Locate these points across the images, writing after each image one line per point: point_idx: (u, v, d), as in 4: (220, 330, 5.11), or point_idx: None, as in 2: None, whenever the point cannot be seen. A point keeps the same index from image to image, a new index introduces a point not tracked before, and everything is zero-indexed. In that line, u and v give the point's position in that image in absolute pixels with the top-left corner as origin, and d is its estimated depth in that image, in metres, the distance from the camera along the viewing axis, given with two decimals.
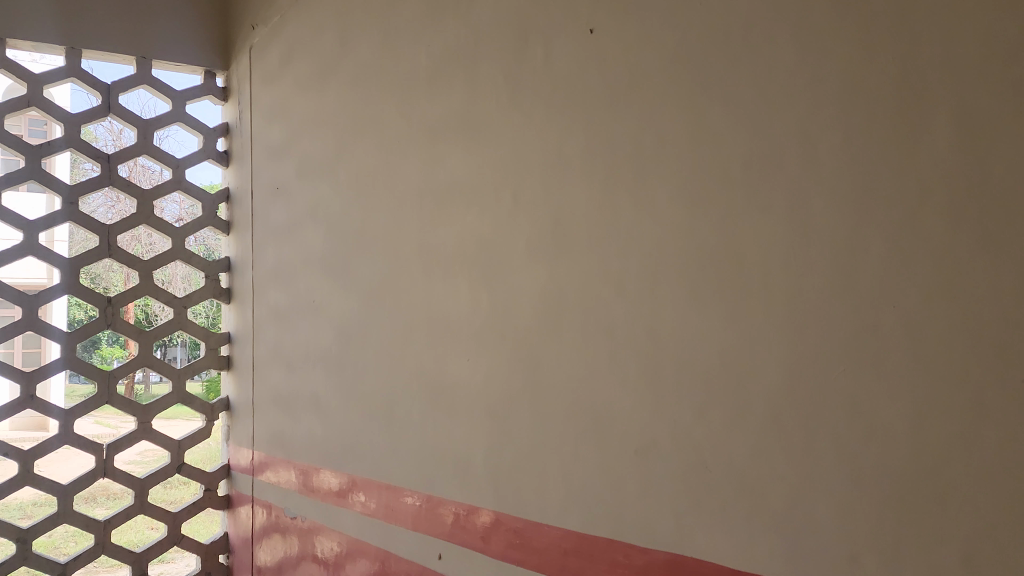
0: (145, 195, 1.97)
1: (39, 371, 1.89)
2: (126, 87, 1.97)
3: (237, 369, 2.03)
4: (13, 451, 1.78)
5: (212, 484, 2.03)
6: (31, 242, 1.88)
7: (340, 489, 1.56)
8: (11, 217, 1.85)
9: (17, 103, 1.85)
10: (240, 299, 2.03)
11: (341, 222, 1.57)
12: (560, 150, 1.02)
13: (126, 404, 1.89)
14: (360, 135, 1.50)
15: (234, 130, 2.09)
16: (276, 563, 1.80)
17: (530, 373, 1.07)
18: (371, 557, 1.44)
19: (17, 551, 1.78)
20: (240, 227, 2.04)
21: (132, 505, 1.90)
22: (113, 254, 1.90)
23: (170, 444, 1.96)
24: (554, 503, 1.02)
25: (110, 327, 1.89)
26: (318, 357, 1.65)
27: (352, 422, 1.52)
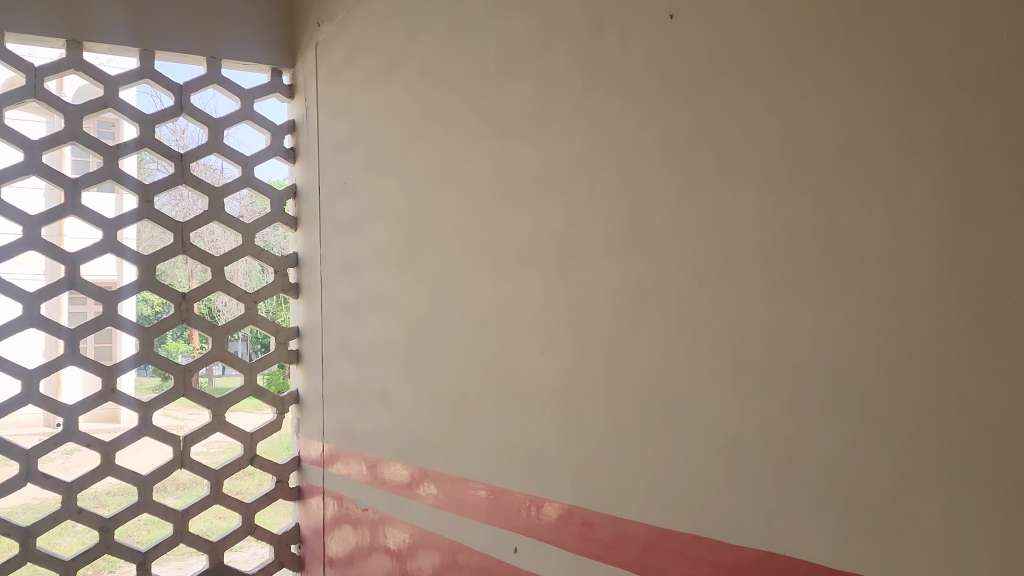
0: (216, 193, 2.01)
1: (118, 364, 1.95)
2: (197, 87, 2.02)
3: (307, 362, 2.06)
4: (95, 443, 1.83)
5: (283, 475, 2.07)
6: (110, 240, 1.93)
7: (409, 480, 1.57)
8: (90, 216, 1.90)
9: (94, 105, 1.91)
10: (309, 294, 2.06)
11: (409, 217, 1.58)
12: (638, 140, 1.00)
13: (201, 397, 1.93)
14: (428, 129, 1.51)
15: (301, 127, 2.11)
16: (347, 554, 1.82)
17: (607, 366, 1.06)
18: (443, 549, 1.45)
19: (101, 540, 1.84)
20: (307, 222, 2.07)
21: (208, 495, 1.95)
22: (186, 251, 1.94)
23: (243, 436, 2.00)
24: (635, 498, 1.01)
25: (184, 322, 1.93)
26: (388, 351, 1.67)
27: (422, 415, 1.53)
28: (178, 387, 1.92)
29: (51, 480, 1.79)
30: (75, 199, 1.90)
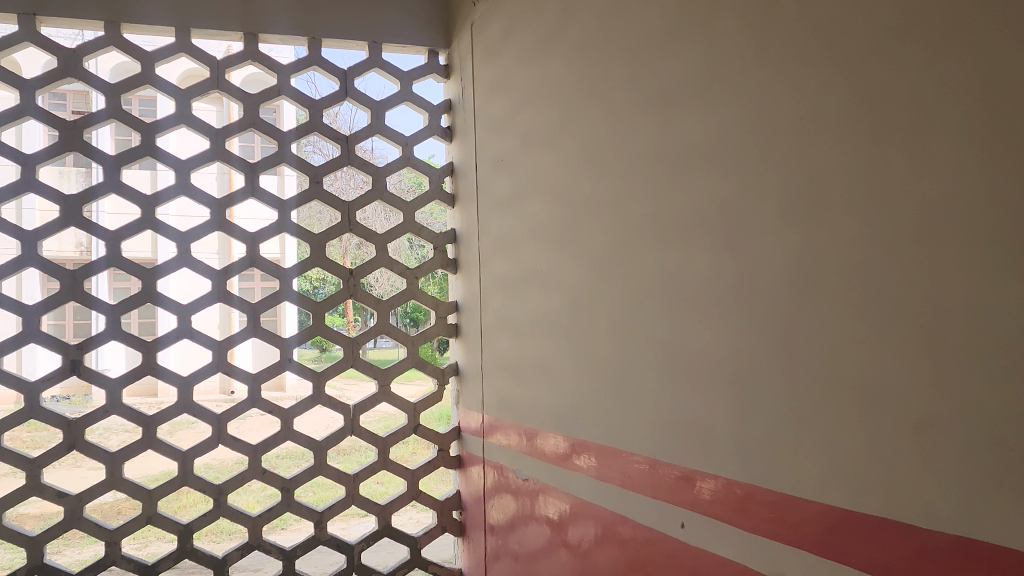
0: (378, 172, 2.09)
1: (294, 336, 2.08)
2: (360, 71, 2.10)
3: (466, 336, 2.12)
4: (275, 409, 1.96)
5: (445, 444, 2.15)
6: (284, 219, 2.06)
7: (566, 452, 1.61)
8: (266, 197, 2.03)
9: (268, 93, 2.04)
10: (467, 269, 2.11)
11: (568, 191, 1.58)
12: (819, 106, 0.96)
13: (368, 367, 2.03)
14: (586, 103, 1.50)
15: (457, 105, 2.16)
16: (507, 521, 1.88)
17: (781, 340, 1.02)
18: (603, 521, 1.46)
19: (283, 498, 1.98)
20: (464, 199, 2.12)
21: (376, 461, 2.05)
22: (353, 229, 2.04)
23: (407, 406, 2.09)
24: (813, 476, 0.97)
25: (352, 297, 2.03)
26: (547, 325, 1.69)
27: (583, 389, 1.54)
28: (347, 358, 2.02)
29: (238, 442, 1.94)
30: (253, 182, 2.04)
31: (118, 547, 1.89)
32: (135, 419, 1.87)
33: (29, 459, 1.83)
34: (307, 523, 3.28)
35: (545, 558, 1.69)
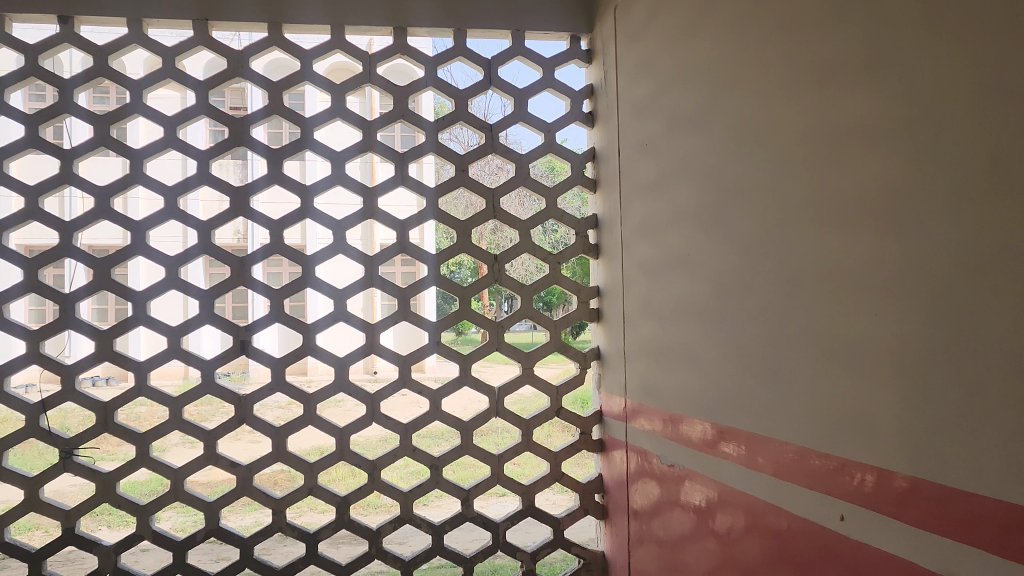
0: (521, 159, 2.12)
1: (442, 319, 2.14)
2: (504, 60, 2.13)
3: (608, 321, 2.13)
4: (425, 390, 2.04)
5: (587, 428, 2.17)
6: (432, 207, 2.12)
7: (711, 438, 1.59)
8: (414, 185, 2.11)
9: (417, 84, 2.11)
10: (609, 254, 2.11)
11: (718, 175, 1.55)
12: (1000, 80, 0.90)
13: (512, 351, 2.07)
14: (738, 83, 1.47)
15: (599, 90, 2.16)
16: (651, 506, 1.87)
17: (954, 329, 0.97)
18: (754, 510, 1.43)
19: (432, 476, 2.05)
20: (606, 184, 2.12)
21: (520, 442, 2.10)
22: (497, 215, 2.08)
23: (550, 389, 2.12)
24: (990, 472, 0.92)
25: (497, 282, 2.08)
26: (693, 310, 1.67)
27: (731, 376, 1.52)
28: (492, 341, 2.07)
29: (390, 421, 2.03)
30: (402, 171, 2.11)
31: (283, 515, 2.01)
32: (298, 397, 1.99)
33: (205, 431, 1.98)
34: (451, 500, 3.41)
35: (690, 545, 1.68)
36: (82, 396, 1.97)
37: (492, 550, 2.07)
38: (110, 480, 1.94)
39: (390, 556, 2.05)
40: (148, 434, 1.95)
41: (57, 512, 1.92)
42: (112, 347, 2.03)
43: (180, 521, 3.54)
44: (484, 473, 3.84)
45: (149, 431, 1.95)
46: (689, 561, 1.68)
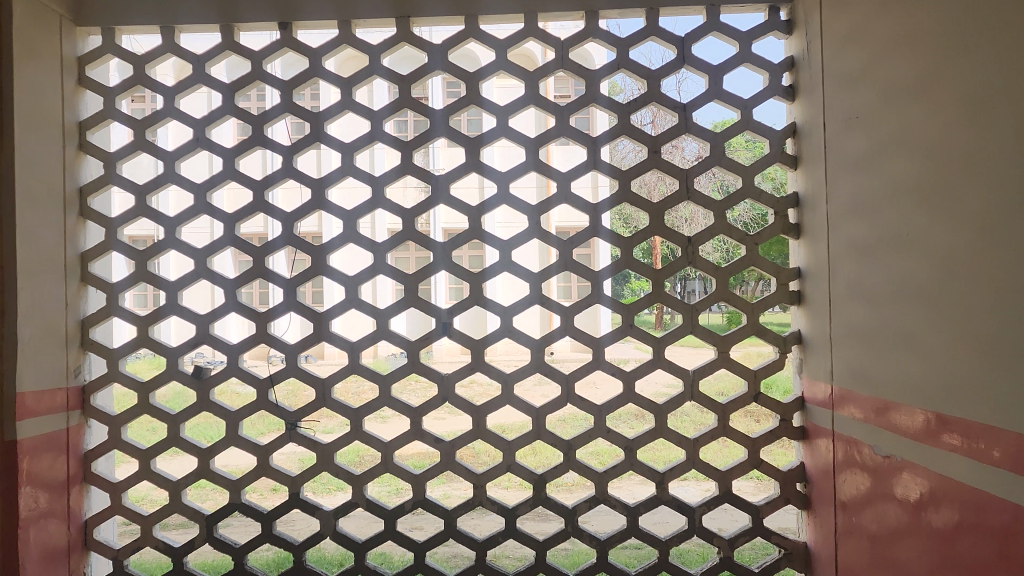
0: (717, 137, 2.06)
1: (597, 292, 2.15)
2: (698, 36, 2.08)
3: (811, 304, 2.04)
4: (619, 372, 2.05)
5: (787, 414, 2.09)
6: (625, 189, 2.11)
7: (933, 428, 1.48)
8: (607, 169, 2.11)
9: (610, 67, 2.10)
10: (812, 234, 2.02)
11: (942, 147, 1.44)
12: None
13: (708, 334, 2.03)
14: (968, 47, 1.35)
15: (801, 62, 2.06)
16: (862, 498, 1.77)
17: None
18: (984, 507, 1.32)
19: (627, 458, 2.05)
20: (809, 161, 2.02)
21: (716, 427, 2.06)
22: (692, 196, 2.04)
23: (748, 373, 2.06)
24: None
25: (691, 264, 2.04)
26: (912, 292, 1.56)
27: (957, 362, 1.41)
28: (687, 324, 2.04)
29: (585, 402, 2.05)
30: (595, 155, 2.12)
31: (484, 490, 2.09)
32: (496, 377, 2.06)
33: (411, 408, 2.09)
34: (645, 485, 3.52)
35: (908, 541, 1.57)
36: (303, 373, 2.14)
37: (688, 535, 2.05)
38: (328, 450, 2.10)
39: (586, 535, 2.07)
40: (361, 409, 2.09)
41: (284, 477, 2.11)
42: (327, 328, 2.19)
43: (381, 490, 3.78)
44: (682, 456, 4.20)
45: (363, 407, 2.09)
46: (907, 559, 1.57)
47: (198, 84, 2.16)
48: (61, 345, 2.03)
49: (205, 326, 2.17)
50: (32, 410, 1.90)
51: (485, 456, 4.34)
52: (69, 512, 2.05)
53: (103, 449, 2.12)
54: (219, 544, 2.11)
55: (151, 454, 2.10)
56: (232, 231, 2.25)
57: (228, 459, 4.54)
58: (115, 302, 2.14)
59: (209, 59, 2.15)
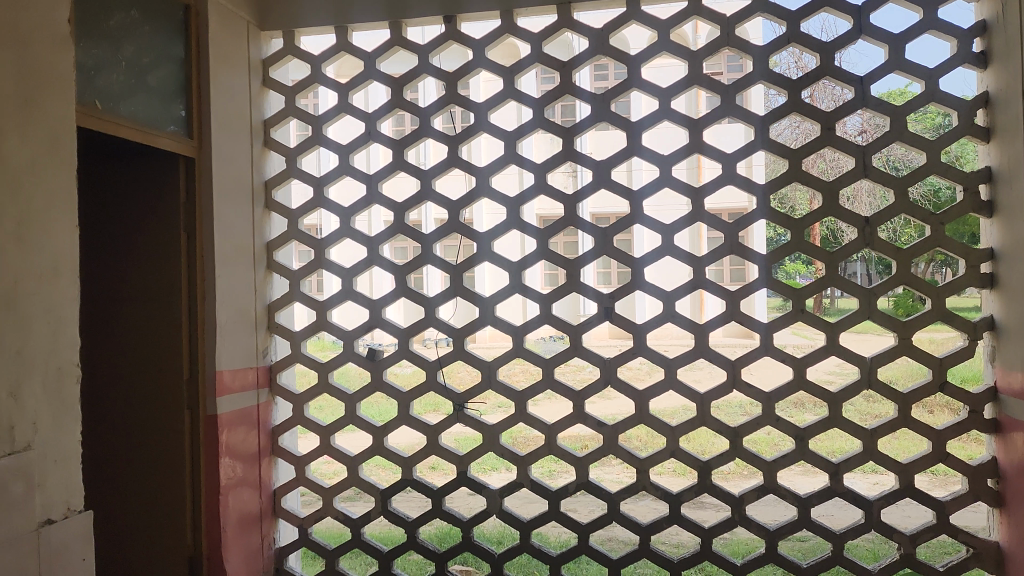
0: (898, 111, 1.95)
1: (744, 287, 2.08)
2: (877, 4, 1.97)
3: (1005, 287, 1.89)
4: (789, 359, 1.98)
5: (977, 406, 1.95)
6: (796, 169, 2.03)
7: None
8: (777, 148, 2.03)
9: (778, 42, 2.03)
10: (1008, 211, 1.86)
11: None
12: None
13: (887, 320, 1.93)
14: None
15: (996, 25, 1.90)
16: None
17: None
18: None
19: (798, 447, 1.99)
20: (1004, 132, 1.87)
21: (896, 417, 1.95)
22: (869, 174, 1.94)
23: (932, 361, 1.94)
24: None
25: (868, 246, 1.94)
26: None
27: None
28: (865, 309, 1.94)
29: (752, 388, 2.00)
30: (763, 134, 2.05)
31: (647, 475, 2.08)
32: (659, 361, 2.04)
33: (574, 391, 2.11)
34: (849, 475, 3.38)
35: None
36: (470, 356, 2.21)
37: (864, 529, 1.96)
38: (494, 431, 2.16)
39: (754, 525, 2.03)
40: (525, 392, 2.13)
41: (452, 456, 2.19)
42: (493, 312, 2.23)
43: (540, 470, 3.85)
44: (856, 448, 4.05)
45: (527, 390, 2.13)
46: None
47: (370, 79, 2.27)
48: (251, 328, 2.20)
49: (378, 310, 2.28)
50: (229, 387, 2.07)
51: (641, 441, 4.33)
52: (260, 482, 2.22)
53: (289, 425, 2.28)
54: (393, 517, 2.22)
55: (330, 431, 2.23)
56: (403, 219, 2.33)
57: (396, 438, 4.78)
58: (298, 288, 2.29)
59: (379, 55, 2.24)
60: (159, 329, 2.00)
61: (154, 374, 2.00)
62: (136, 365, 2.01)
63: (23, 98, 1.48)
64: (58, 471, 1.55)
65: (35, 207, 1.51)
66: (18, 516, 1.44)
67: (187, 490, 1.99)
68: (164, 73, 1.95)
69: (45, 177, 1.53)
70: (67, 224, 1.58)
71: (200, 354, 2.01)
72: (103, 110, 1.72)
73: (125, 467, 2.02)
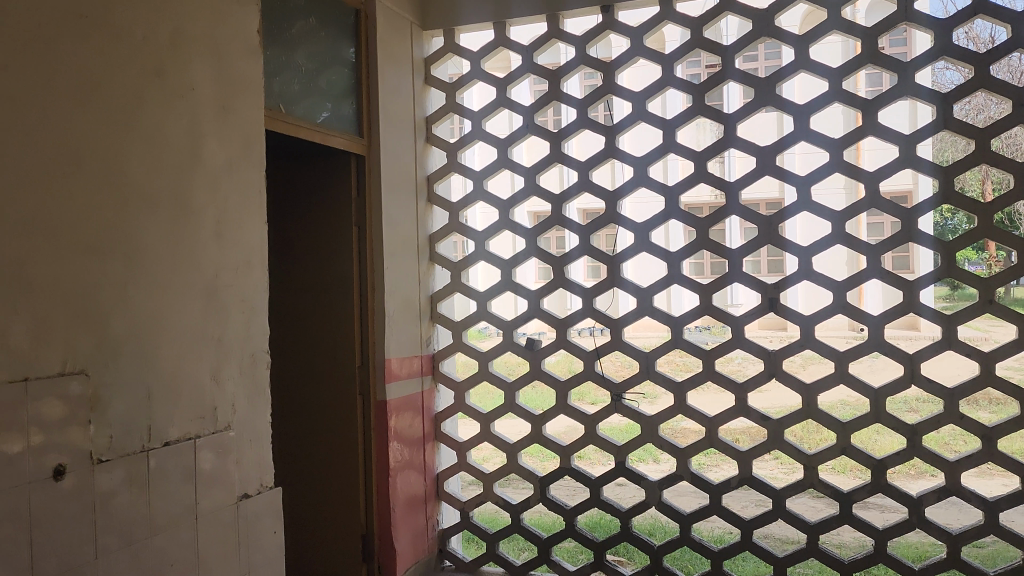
0: None
1: (927, 275, 1.96)
2: None
3: None
4: (975, 353, 1.85)
5: None
6: (983, 150, 1.89)
7: None
8: (962, 128, 1.90)
9: (963, 14, 1.89)
10: None
11: None
12: None
13: None
14: None
15: None
16: None
17: None
18: None
19: (985, 448, 1.86)
20: None
21: None
22: None
23: None
24: None
25: None
26: None
27: None
28: None
29: (933, 384, 1.89)
30: (945, 113, 1.92)
31: (815, 472, 2.01)
32: (829, 354, 1.96)
33: (737, 384, 2.06)
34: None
35: None
36: (628, 346, 2.20)
37: None
38: (653, 423, 2.15)
39: (934, 528, 1.92)
40: (686, 384, 2.10)
41: (610, 446, 2.19)
42: (651, 303, 2.20)
43: (699, 462, 3.79)
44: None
45: (687, 381, 2.10)
46: None
47: (527, 72, 2.29)
48: (415, 318, 2.29)
49: (535, 301, 2.31)
50: (397, 373, 2.17)
51: (803, 437, 4.17)
52: (425, 465, 2.32)
53: (451, 412, 2.36)
54: (551, 505, 2.25)
55: (491, 418, 2.29)
56: (560, 210, 2.34)
57: (553, 427, 4.82)
58: (459, 279, 2.36)
59: (536, 48, 2.27)
60: (335, 317, 2.12)
61: (330, 361, 2.13)
62: (314, 351, 2.14)
63: (218, 105, 1.60)
64: (252, 450, 1.67)
65: (231, 204, 1.63)
66: (219, 490, 1.57)
67: (360, 468, 2.10)
68: (338, 76, 2.06)
69: (238, 177, 1.65)
70: (258, 220, 1.70)
71: (370, 342, 2.11)
72: (284, 113, 1.84)
73: (304, 447, 2.16)
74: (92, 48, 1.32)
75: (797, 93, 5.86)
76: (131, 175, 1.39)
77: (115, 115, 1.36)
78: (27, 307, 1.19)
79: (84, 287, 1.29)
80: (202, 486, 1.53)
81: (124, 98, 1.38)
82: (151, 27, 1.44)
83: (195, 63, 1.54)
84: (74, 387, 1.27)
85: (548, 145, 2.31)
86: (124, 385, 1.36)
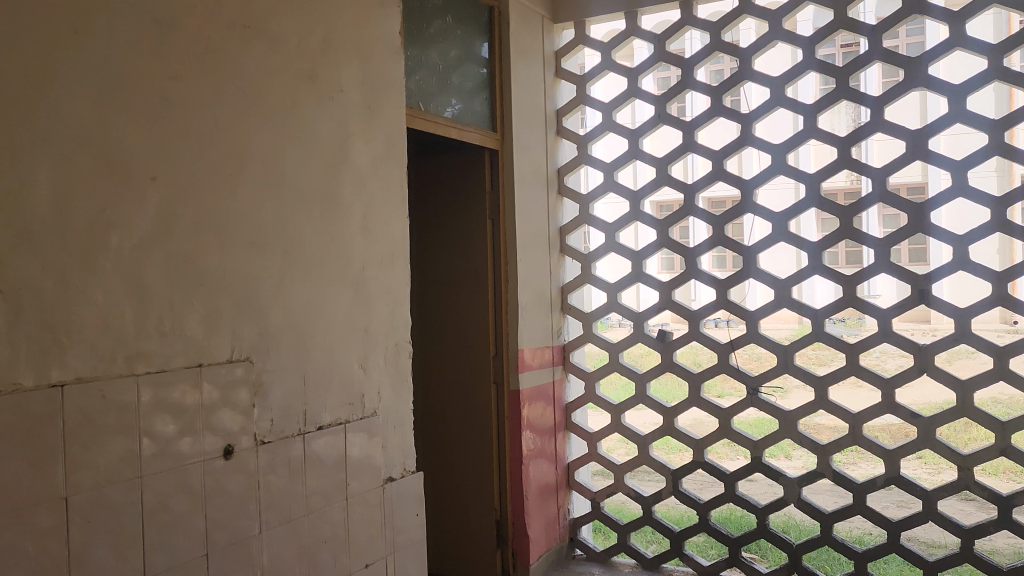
0: None
1: None
2: None
3: None
4: None
5: None
6: None
7: None
8: None
9: None
10: None
11: None
12: None
13: None
14: None
15: None
16: None
17: None
18: None
19: None
20: None
21: None
22: None
23: None
24: None
25: None
26: None
27: None
28: None
29: None
30: None
31: (971, 473, 1.90)
32: (987, 349, 1.85)
33: (883, 379, 1.98)
34: None
35: None
36: (764, 339, 2.15)
37: None
38: (792, 418, 2.09)
39: None
40: (827, 378, 2.03)
41: (746, 441, 2.15)
42: (789, 295, 2.14)
43: (837, 458, 3.65)
44: None
45: (828, 376, 2.03)
46: None
47: (660, 61, 2.27)
48: (547, 309, 2.31)
49: (668, 292, 2.29)
50: (530, 364, 2.20)
51: (955, 436, 3.93)
52: (556, 455, 2.34)
53: (581, 402, 2.37)
54: (685, 498, 2.23)
55: (622, 410, 2.29)
56: (693, 200, 2.30)
57: (688, 417, 4.76)
58: (589, 270, 2.37)
59: (670, 36, 2.24)
60: (470, 307, 2.18)
61: (465, 351, 2.19)
62: (450, 341, 2.21)
63: (364, 106, 1.67)
64: (396, 436, 1.75)
65: (376, 201, 1.70)
66: (367, 474, 1.65)
67: (494, 455, 2.15)
68: (473, 72, 2.10)
69: (382, 175, 1.72)
70: (400, 215, 1.77)
71: (504, 333, 2.15)
72: (425, 112, 1.91)
73: (441, 433, 2.23)
74: (253, 57, 1.40)
75: (944, 73, 5.45)
76: (287, 175, 1.47)
77: (274, 119, 1.44)
78: (201, 299, 1.29)
79: (249, 281, 1.38)
80: (352, 470, 1.61)
81: (281, 103, 1.46)
82: (305, 34, 1.52)
83: (343, 66, 1.61)
84: (240, 373, 1.36)
85: (681, 134, 2.28)
86: (283, 373, 1.45)
